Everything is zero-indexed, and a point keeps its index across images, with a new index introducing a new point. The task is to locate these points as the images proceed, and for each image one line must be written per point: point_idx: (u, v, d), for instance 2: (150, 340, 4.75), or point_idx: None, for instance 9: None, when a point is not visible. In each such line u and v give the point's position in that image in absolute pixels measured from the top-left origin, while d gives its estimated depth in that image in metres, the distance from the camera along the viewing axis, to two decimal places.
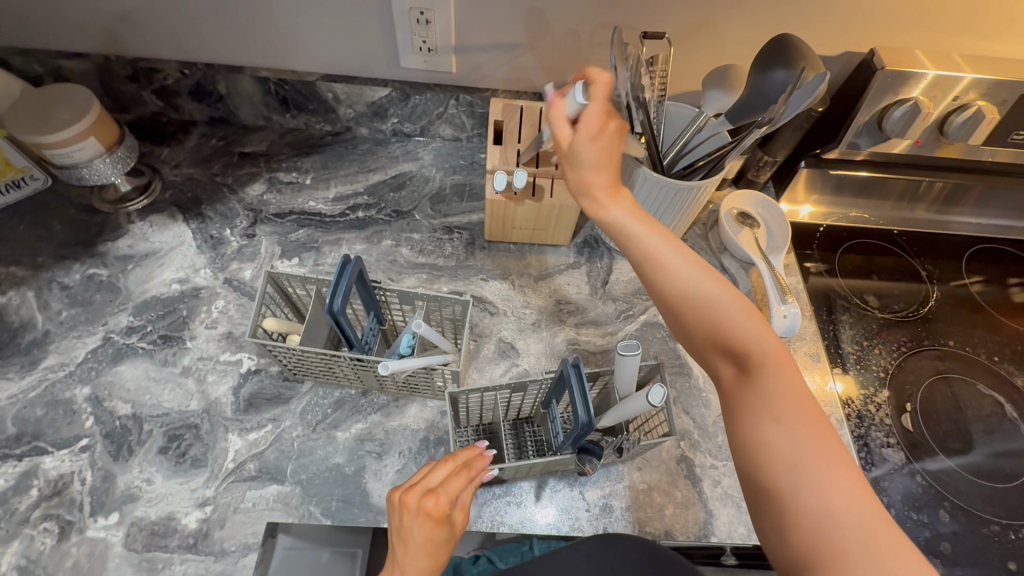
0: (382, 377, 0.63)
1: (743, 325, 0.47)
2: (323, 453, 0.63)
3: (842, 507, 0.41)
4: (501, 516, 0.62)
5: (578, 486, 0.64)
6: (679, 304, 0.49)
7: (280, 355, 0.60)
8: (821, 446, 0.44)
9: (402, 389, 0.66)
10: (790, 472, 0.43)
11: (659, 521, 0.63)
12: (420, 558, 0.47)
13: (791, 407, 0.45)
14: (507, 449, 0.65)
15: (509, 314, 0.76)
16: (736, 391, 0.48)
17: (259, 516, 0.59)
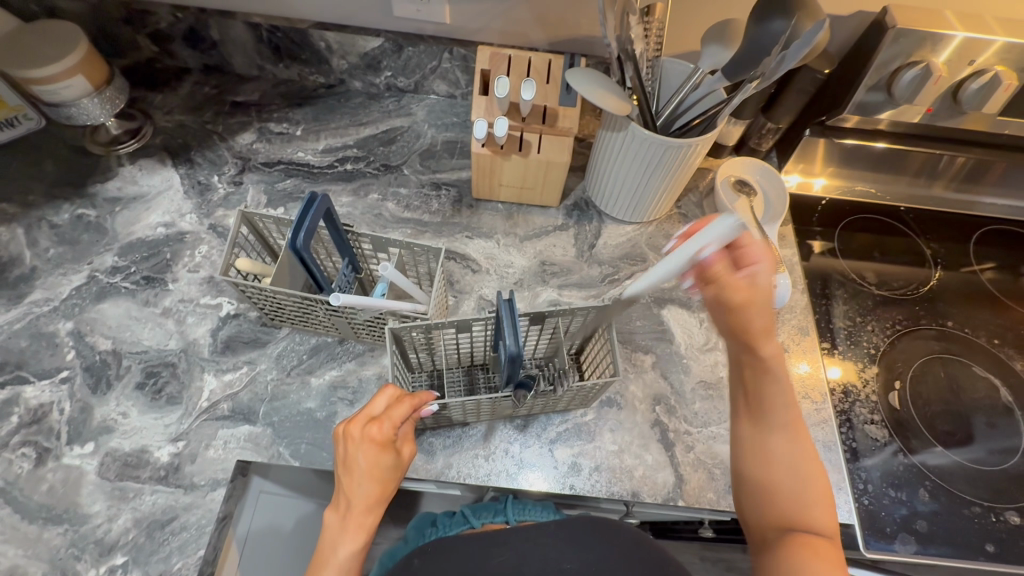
0: (356, 324, 0.63)
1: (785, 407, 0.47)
2: (296, 397, 0.64)
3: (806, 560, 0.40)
4: (469, 469, 0.62)
5: (548, 442, 0.64)
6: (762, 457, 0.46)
7: (254, 296, 0.61)
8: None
9: (379, 338, 0.66)
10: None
11: (628, 482, 0.62)
12: (368, 488, 0.47)
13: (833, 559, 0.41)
14: (457, 389, 0.66)
15: (492, 272, 0.75)
16: (774, 548, 0.43)
17: (232, 453, 0.60)
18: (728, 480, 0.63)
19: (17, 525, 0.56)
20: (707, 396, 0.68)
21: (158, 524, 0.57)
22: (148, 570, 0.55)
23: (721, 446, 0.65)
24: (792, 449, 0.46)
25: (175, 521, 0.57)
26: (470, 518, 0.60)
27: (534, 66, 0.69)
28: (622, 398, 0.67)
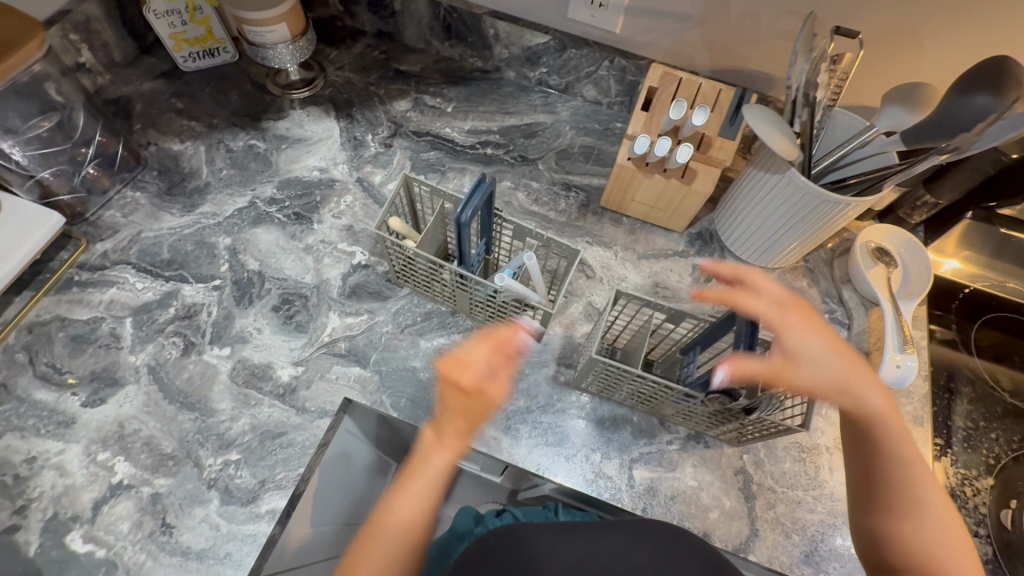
0: (474, 302, 0.67)
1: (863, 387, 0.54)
2: (405, 353, 0.69)
3: (940, 523, 0.50)
4: (548, 465, 0.63)
5: (628, 460, 0.64)
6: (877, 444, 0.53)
7: (393, 252, 0.65)
8: (932, 491, 0.51)
9: (489, 319, 0.70)
10: (920, 533, 0.50)
11: (700, 521, 0.62)
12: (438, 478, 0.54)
13: (924, 480, 0.51)
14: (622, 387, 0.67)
15: (604, 282, 0.76)
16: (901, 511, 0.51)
17: (341, 389, 0.66)
18: (806, 548, 0.61)
19: (158, 403, 0.63)
20: (800, 458, 0.66)
21: (270, 434, 0.62)
22: (254, 472, 0.60)
23: (805, 513, 0.63)
24: (856, 385, 0.54)
25: (284, 436, 0.62)
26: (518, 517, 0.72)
27: (702, 92, 0.69)
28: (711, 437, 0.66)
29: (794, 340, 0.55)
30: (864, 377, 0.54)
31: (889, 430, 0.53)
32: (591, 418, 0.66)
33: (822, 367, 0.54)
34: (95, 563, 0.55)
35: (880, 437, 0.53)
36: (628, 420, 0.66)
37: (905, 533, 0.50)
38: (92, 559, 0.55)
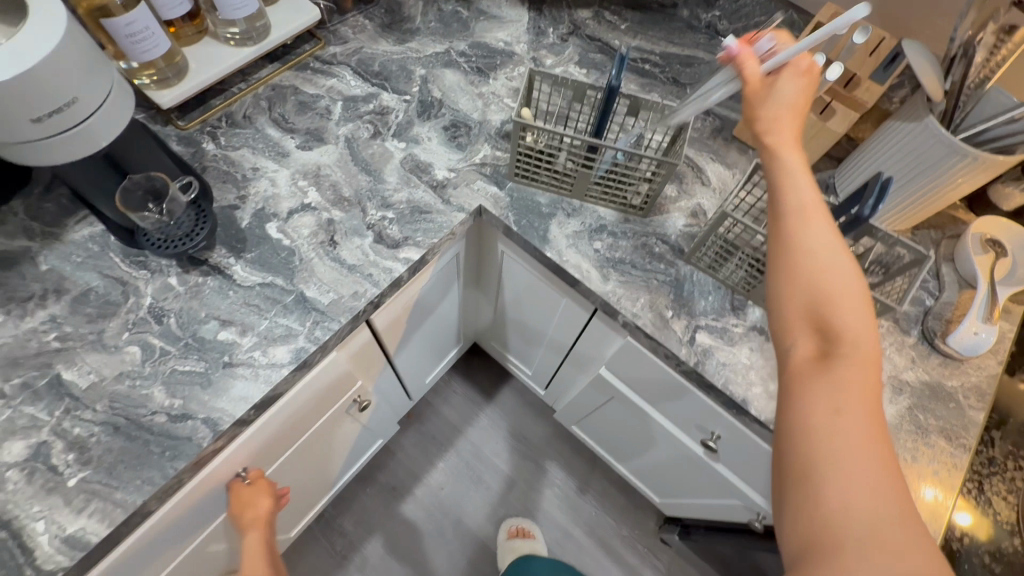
0: (591, 175, 0.77)
1: (837, 256, 0.49)
2: (534, 191, 0.82)
3: (859, 444, 0.40)
4: (625, 304, 0.74)
5: (693, 325, 0.73)
6: (789, 276, 0.49)
7: (523, 136, 0.75)
8: (869, 433, 0.41)
9: (600, 191, 0.80)
10: (829, 457, 0.40)
11: (742, 388, 0.70)
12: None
13: (861, 401, 0.42)
14: (734, 270, 0.75)
15: (717, 191, 0.85)
16: (806, 383, 0.44)
17: (479, 198, 0.81)
18: None
19: (347, 163, 0.81)
20: None
21: (418, 209, 0.78)
22: (402, 229, 0.76)
23: None
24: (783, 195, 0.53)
25: (427, 214, 0.78)
26: None
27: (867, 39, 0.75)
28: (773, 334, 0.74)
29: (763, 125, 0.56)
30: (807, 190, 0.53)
31: (848, 331, 0.46)
32: (671, 285, 0.76)
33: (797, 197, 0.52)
34: (281, 247, 0.73)
35: (834, 298, 0.47)
36: (704, 297, 0.75)
37: (810, 481, 0.40)
38: (279, 244, 0.74)
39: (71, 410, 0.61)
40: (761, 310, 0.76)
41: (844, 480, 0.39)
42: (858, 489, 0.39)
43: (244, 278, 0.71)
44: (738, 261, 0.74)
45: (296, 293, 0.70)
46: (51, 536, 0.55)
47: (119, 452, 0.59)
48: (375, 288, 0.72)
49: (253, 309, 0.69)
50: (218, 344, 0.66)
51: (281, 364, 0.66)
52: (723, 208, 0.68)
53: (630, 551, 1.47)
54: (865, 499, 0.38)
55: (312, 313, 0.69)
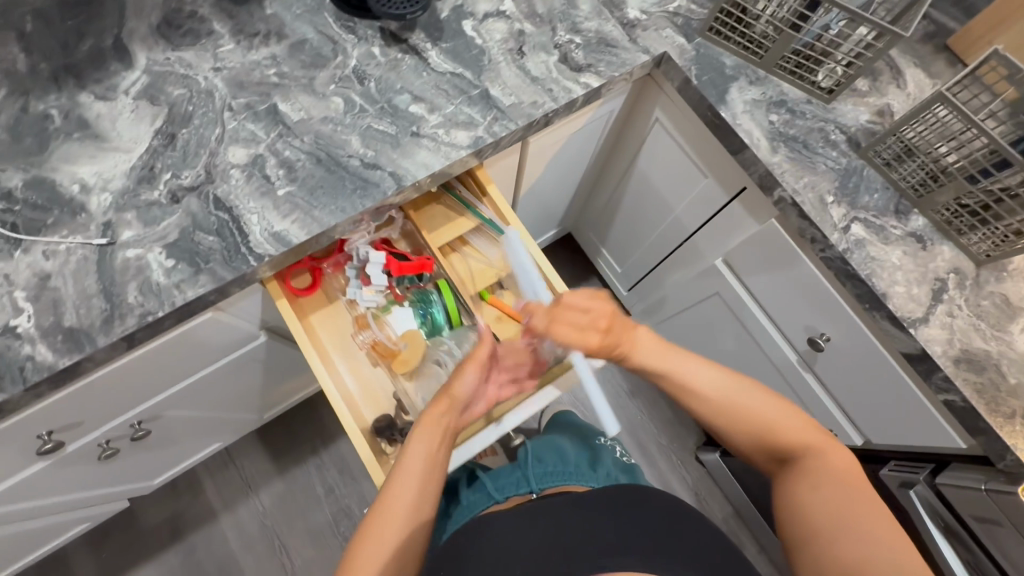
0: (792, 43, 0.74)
1: (773, 414, 0.66)
2: (721, 51, 0.80)
3: (862, 521, 0.57)
4: (788, 179, 0.74)
5: (851, 215, 0.73)
6: (719, 412, 0.68)
7: None
8: (861, 503, 0.59)
9: (794, 63, 0.77)
10: (829, 534, 0.58)
11: (885, 283, 0.70)
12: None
13: (843, 485, 0.61)
14: (910, 170, 0.72)
15: (911, 95, 0.80)
16: (781, 485, 0.64)
17: (665, 45, 0.79)
18: (960, 355, 0.67)
19: None
20: (998, 304, 0.70)
21: (605, 41, 0.79)
22: (586, 56, 0.77)
23: (976, 336, 0.68)
24: (701, 368, 0.69)
25: (613, 48, 0.79)
26: (494, 492, 0.74)
27: None
28: (931, 245, 0.72)
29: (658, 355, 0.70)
30: (736, 380, 0.68)
31: (809, 454, 0.64)
32: (839, 174, 0.75)
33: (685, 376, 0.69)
34: (473, 45, 0.76)
35: (773, 428, 0.66)
36: (868, 193, 0.74)
37: (827, 548, 0.57)
38: (473, 42, 0.77)
39: (283, 135, 0.69)
40: (924, 220, 0.73)
41: (861, 554, 0.55)
42: (888, 546, 0.55)
43: (437, 64, 0.75)
44: (920, 162, 0.70)
45: (481, 89, 0.74)
46: (263, 229, 0.65)
47: (318, 179, 0.68)
48: (553, 103, 0.74)
49: (442, 93, 0.73)
50: (409, 115, 0.72)
51: (461, 146, 0.71)
52: (943, 89, 0.64)
53: (663, 459, 1.55)
54: (894, 553, 0.55)
55: (493, 110, 0.73)
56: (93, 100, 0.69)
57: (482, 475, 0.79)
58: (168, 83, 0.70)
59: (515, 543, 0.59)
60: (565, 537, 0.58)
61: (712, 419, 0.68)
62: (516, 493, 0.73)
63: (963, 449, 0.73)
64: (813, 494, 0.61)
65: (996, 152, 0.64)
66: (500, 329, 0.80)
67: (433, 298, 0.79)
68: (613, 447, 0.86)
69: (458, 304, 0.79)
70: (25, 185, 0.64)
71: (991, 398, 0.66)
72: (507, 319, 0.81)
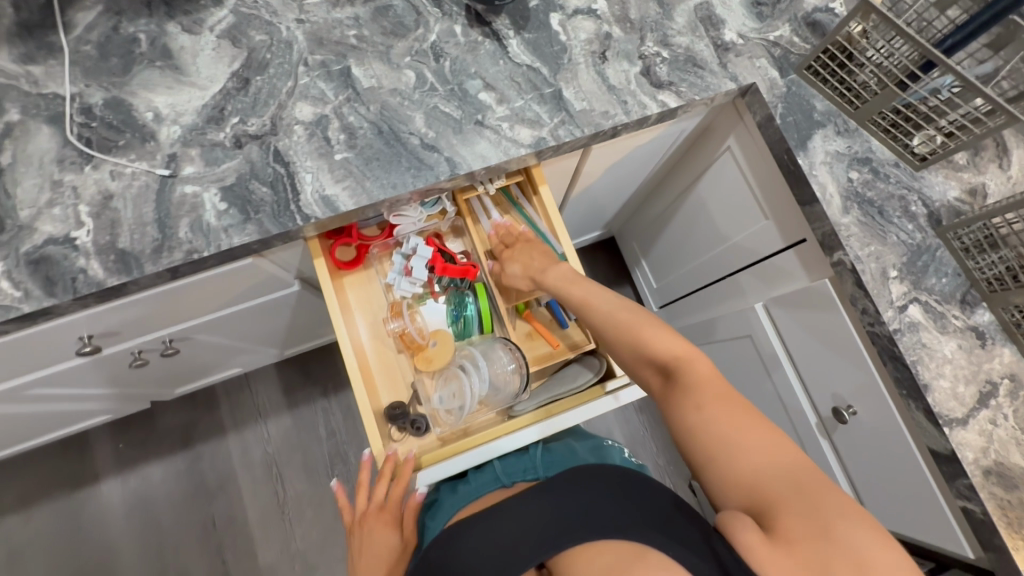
0: (892, 104, 0.69)
1: (653, 331, 0.60)
2: (813, 93, 0.75)
3: (749, 435, 0.52)
4: (853, 243, 0.70)
5: (911, 294, 0.69)
6: (587, 318, 0.65)
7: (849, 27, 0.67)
8: (742, 415, 0.53)
9: (890, 122, 0.71)
10: (722, 455, 0.52)
11: (929, 374, 0.66)
12: (387, 546, 0.68)
13: (717, 395, 0.54)
14: (987, 261, 0.67)
15: (1013, 179, 0.73)
16: (663, 402, 0.57)
17: (756, 76, 0.75)
18: (991, 466, 0.64)
19: None
20: None
21: (693, 60, 0.75)
22: (670, 73, 0.74)
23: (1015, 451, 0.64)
24: (586, 285, 0.68)
25: (700, 69, 0.75)
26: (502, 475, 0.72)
27: None
28: (991, 345, 0.67)
29: (553, 276, 0.70)
30: (607, 297, 0.65)
31: (686, 362, 0.57)
32: (909, 250, 0.70)
33: (575, 291, 0.67)
34: (556, 40, 0.74)
35: (637, 330, 0.61)
36: (936, 275, 0.69)
37: (726, 469, 0.52)
38: (556, 37, 0.74)
39: (351, 100, 0.69)
40: (990, 316, 0.69)
41: (777, 486, 0.49)
42: (783, 468, 0.50)
43: (516, 54, 0.73)
44: (999, 254, 0.66)
45: (555, 88, 0.72)
46: (314, 190, 0.66)
47: (376, 151, 0.68)
48: (625, 116, 0.72)
49: (515, 86, 0.72)
50: (477, 102, 0.71)
51: (522, 144, 0.70)
52: None
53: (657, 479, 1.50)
54: (792, 471, 0.50)
55: (562, 113, 0.71)
56: (179, 31, 0.70)
57: None
58: (251, 27, 0.71)
59: (502, 531, 0.58)
60: (544, 514, 0.57)
61: (602, 328, 0.64)
62: (523, 481, 0.72)
63: (970, 558, 0.70)
64: (678, 416, 0.55)
65: None
66: (528, 347, 0.81)
67: (468, 301, 0.80)
68: (623, 448, 0.82)
69: (492, 307, 0.80)
70: (104, 104, 0.67)
71: (1014, 516, 0.62)
72: (538, 337, 0.82)
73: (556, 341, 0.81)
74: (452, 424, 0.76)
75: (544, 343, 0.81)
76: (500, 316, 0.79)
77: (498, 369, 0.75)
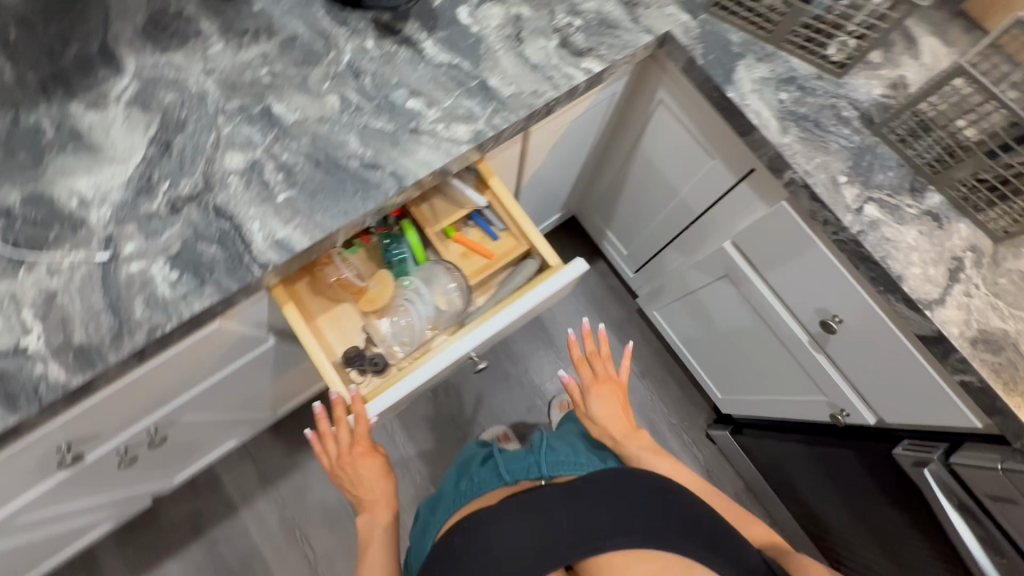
0: (801, 18, 0.71)
1: (664, 464, 0.79)
2: (726, 28, 0.77)
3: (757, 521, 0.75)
4: (799, 160, 0.72)
5: (864, 194, 0.71)
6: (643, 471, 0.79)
7: None
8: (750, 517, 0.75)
9: (803, 38, 0.74)
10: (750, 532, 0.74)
11: (900, 266, 0.68)
12: (377, 467, 0.74)
13: (715, 499, 0.77)
14: (924, 146, 0.70)
15: (927, 67, 0.77)
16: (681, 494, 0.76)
17: (669, 23, 0.77)
18: (975, 336, 0.66)
19: None
20: (1014, 282, 0.69)
21: (606, 22, 0.76)
22: (587, 39, 0.75)
23: (992, 316, 0.67)
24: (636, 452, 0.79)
25: (615, 29, 0.76)
26: (505, 475, 0.74)
27: None
28: (947, 223, 0.70)
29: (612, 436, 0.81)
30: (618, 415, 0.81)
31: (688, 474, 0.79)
32: (852, 153, 0.72)
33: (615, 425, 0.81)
34: (469, 33, 0.74)
35: (661, 459, 0.79)
36: (882, 172, 0.72)
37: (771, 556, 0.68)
38: (468, 30, 0.74)
39: (280, 138, 0.68)
40: (939, 197, 0.72)
41: None
42: None
43: (434, 55, 0.73)
44: (932, 136, 0.69)
45: (480, 80, 0.72)
46: (265, 236, 0.64)
47: (319, 183, 0.66)
48: (555, 91, 0.72)
49: (440, 86, 0.71)
50: (407, 111, 0.70)
51: (462, 141, 0.69)
52: (964, 61, 0.61)
53: (675, 437, 1.52)
54: None
55: (493, 101, 0.71)
56: (84, 109, 0.67)
57: (498, 453, 0.80)
58: (159, 88, 0.68)
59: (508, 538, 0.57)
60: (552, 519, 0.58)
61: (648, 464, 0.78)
62: (526, 478, 0.73)
63: (979, 428, 0.73)
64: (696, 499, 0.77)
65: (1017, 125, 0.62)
66: (465, 264, 0.83)
67: (398, 237, 0.82)
68: None
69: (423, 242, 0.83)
70: (22, 202, 0.63)
71: (1008, 376, 0.65)
72: (473, 255, 0.83)
73: (492, 253, 0.83)
74: (409, 351, 0.78)
75: (478, 258, 0.83)
76: (431, 242, 0.83)
77: (441, 290, 0.79)
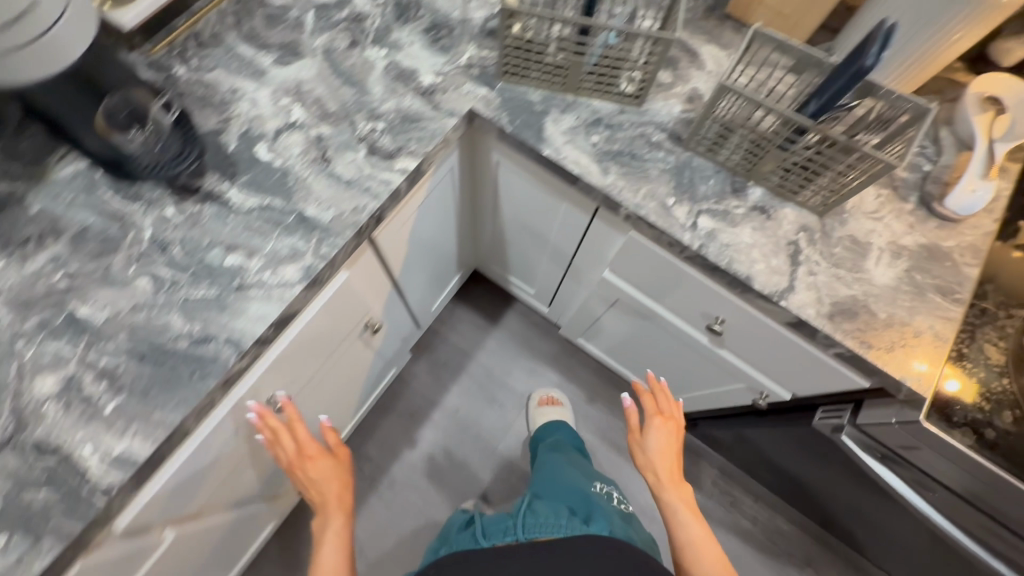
0: (583, 70, 0.74)
1: (684, 512, 0.78)
2: (524, 90, 0.79)
3: None
4: (628, 195, 0.74)
5: (695, 209, 0.74)
6: (668, 500, 0.80)
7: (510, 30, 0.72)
8: None
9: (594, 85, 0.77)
10: None
11: (746, 267, 0.71)
12: (321, 474, 0.80)
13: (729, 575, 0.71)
14: (730, 153, 0.74)
15: (713, 73, 0.82)
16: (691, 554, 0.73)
17: (469, 101, 0.78)
18: (832, 310, 0.70)
19: (328, 75, 0.78)
20: (848, 248, 0.73)
21: (409, 117, 0.76)
22: (394, 139, 0.74)
23: (841, 287, 0.71)
24: (671, 489, 0.81)
25: (419, 121, 0.76)
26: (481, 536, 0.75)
27: None
28: (775, 212, 0.74)
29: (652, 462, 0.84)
30: (667, 459, 0.84)
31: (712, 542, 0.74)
32: (672, 173, 0.75)
33: (658, 460, 0.83)
34: (273, 169, 0.72)
35: (691, 505, 0.79)
36: (704, 183, 0.75)
37: None
38: (272, 165, 0.72)
39: (93, 343, 0.62)
40: (761, 188, 0.76)
41: None
42: None
43: (242, 202, 0.70)
44: (731, 144, 0.73)
45: (296, 213, 0.69)
46: (100, 457, 0.58)
47: (149, 378, 0.61)
48: (375, 201, 0.71)
49: (256, 233, 0.68)
50: (227, 269, 0.66)
51: (293, 282, 0.66)
52: (720, 82, 0.65)
53: None
54: None
55: (315, 231, 0.69)
56: None
57: (483, 521, 0.80)
58: None
59: None
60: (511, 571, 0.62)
61: (671, 499, 0.80)
62: (503, 539, 0.72)
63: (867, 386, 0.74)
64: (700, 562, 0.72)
65: (788, 121, 0.65)
66: None
67: None
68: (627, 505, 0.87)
69: None
70: None
71: (871, 338, 0.69)
72: None
73: None
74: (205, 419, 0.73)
75: None
76: None
77: None
